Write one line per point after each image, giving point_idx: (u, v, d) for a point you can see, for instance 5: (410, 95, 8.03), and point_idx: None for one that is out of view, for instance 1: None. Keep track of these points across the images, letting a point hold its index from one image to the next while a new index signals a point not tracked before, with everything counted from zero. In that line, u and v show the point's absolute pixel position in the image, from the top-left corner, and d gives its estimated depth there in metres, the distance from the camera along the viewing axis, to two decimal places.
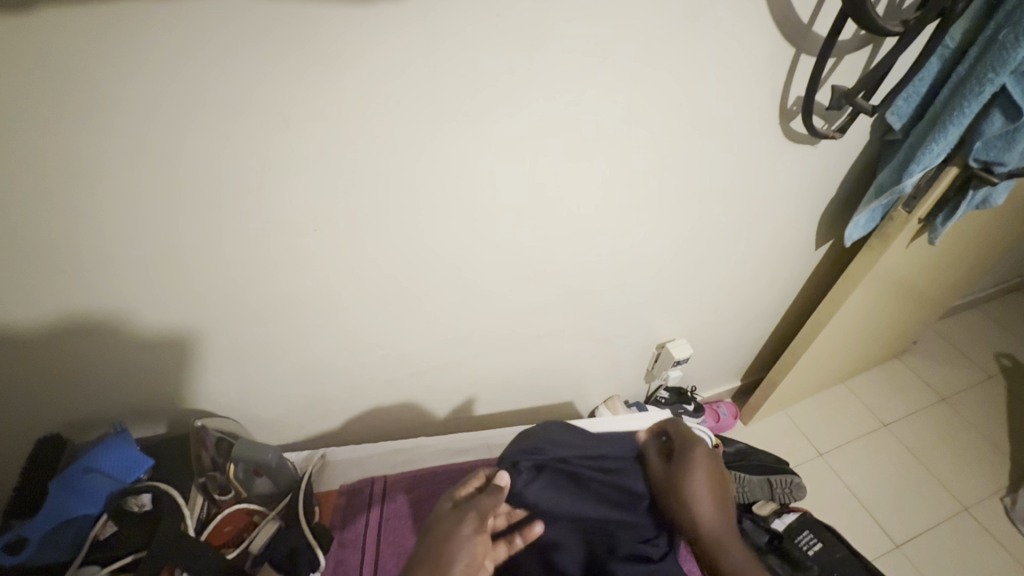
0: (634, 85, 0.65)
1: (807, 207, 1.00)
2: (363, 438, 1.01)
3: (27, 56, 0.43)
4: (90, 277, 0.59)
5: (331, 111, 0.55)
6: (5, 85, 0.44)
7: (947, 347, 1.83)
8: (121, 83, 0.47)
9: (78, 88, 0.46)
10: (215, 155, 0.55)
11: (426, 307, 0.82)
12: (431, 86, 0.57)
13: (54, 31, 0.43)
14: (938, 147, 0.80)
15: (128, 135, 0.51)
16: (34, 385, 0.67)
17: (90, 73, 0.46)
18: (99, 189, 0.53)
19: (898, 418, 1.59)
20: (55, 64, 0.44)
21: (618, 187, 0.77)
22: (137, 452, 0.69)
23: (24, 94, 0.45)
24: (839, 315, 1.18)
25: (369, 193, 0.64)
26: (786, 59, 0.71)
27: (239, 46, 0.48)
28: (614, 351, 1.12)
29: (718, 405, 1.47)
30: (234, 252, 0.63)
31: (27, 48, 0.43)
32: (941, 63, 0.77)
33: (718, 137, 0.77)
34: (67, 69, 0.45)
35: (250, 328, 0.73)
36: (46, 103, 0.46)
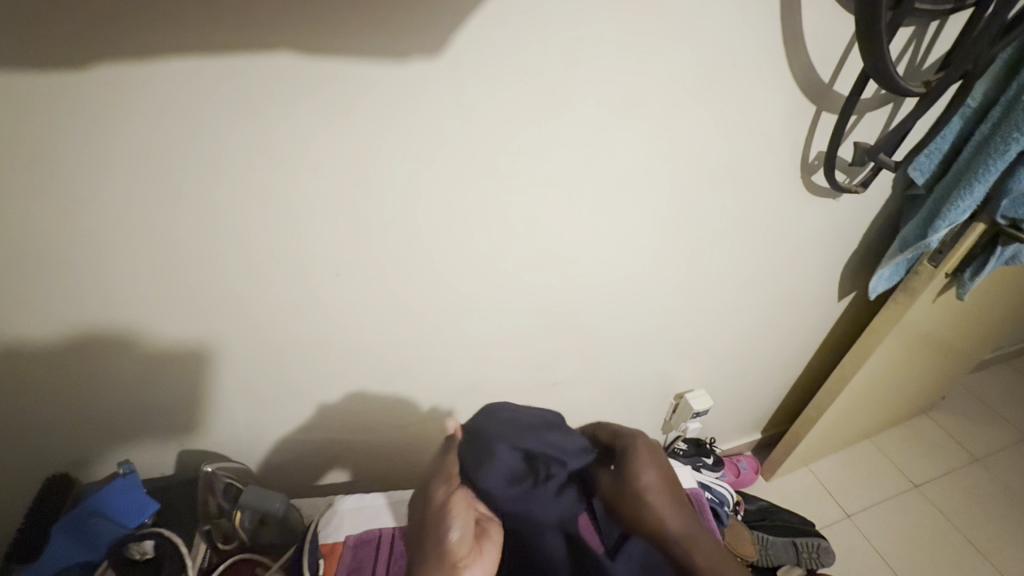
0: (655, 138, 0.66)
1: (829, 259, 0.99)
2: (372, 484, 0.98)
3: (77, 108, 0.46)
4: (118, 315, 0.61)
5: (361, 161, 0.57)
6: (54, 133, 0.47)
7: (978, 404, 1.75)
8: (160, 133, 0.49)
9: (121, 137, 0.48)
10: (245, 201, 0.56)
11: (440, 352, 0.81)
12: (459, 139, 0.58)
13: (104, 86, 0.45)
14: (964, 204, 0.79)
15: (163, 181, 0.52)
16: (51, 418, 0.67)
17: (132, 123, 0.48)
18: (130, 230, 0.55)
19: (929, 478, 1.51)
20: (98, 114, 0.47)
21: (639, 234, 0.77)
22: (142, 493, 0.66)
23: (70, 142, 0.48)
24: (865, 370, 1.14)
25: (390, 240, 0.64)
26: (806, 117, 0.72)
27: (275, 101, 0.50)
28: (630, 401, 1.10)
29: (738, 459, 1.42)
30: (256, 293, 0.64)
31: (78, 101, 0.45)
32: (963, 122, 0.77)
33: (738, 191, 0.77)
34: (110, 119, 0.47)
35: (265, 368, 0.73)
36: (89, 149, 0.48)
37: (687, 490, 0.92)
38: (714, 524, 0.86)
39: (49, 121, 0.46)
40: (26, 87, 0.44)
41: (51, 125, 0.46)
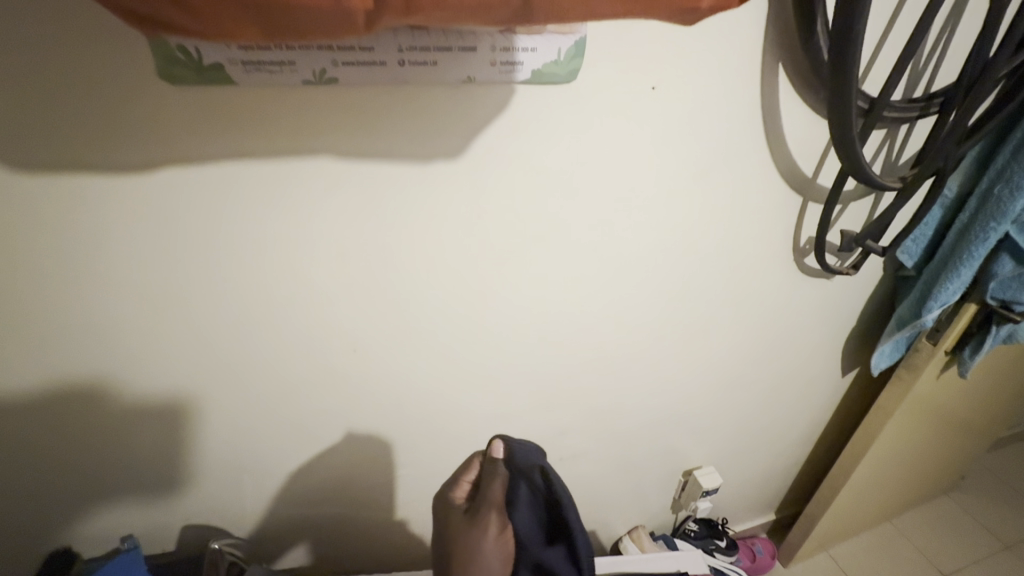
0: (654, 227, 0.71)
1: (828, 336, 1.01)
2: (374, 563, 0.96)
3: (138, 202, 0.52)
4: (147, 385, 0.64)
5: (382, 247, 0.61)
6: (116, 224, 0.53)
7: (1001, 485, 1.69)
8: (206, 222, 0.55)
9: (172, 227, 0.54)
10: (274, 282, 0.61)
11: (449, 427, 0.82)
12: (472, 228, 0.63)
13: (165, 184, 0.52)
14: (953, 286, 0.83)
15: (203, 264, 0.57)
16: (68, 485, 0.69)
17: (183, 214, 0.54)
18: (170, 306, 0.59)
19: (957, 566, 1.43)
20: (155, 208, 0.53)
21: (642, 313, 0.80)
22: (145, 571, 0.66)
23: (128, 231, 0.54)
24: (876, 448, 1.12)
25: (405, 319, 0.68)
26: (794, 207, 0.77)
27: (309, 196, 0.56)
28: (637, 478, 1.08)
29: (753, 542, 1.36)
30: (275, 366, 0.67)
31: (140, 196, 0.52)
32: (943, 211, 0.83)
33: (735, 274, 0.82)
34: (164, 211, 0.53)
35: (277, 439, 0.74)
36: (143, 237, 0.54)
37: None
38: None
39: (114, 213, 0.52)
40: (98, 185, 0.50)
41: (115, 216, 0.52)
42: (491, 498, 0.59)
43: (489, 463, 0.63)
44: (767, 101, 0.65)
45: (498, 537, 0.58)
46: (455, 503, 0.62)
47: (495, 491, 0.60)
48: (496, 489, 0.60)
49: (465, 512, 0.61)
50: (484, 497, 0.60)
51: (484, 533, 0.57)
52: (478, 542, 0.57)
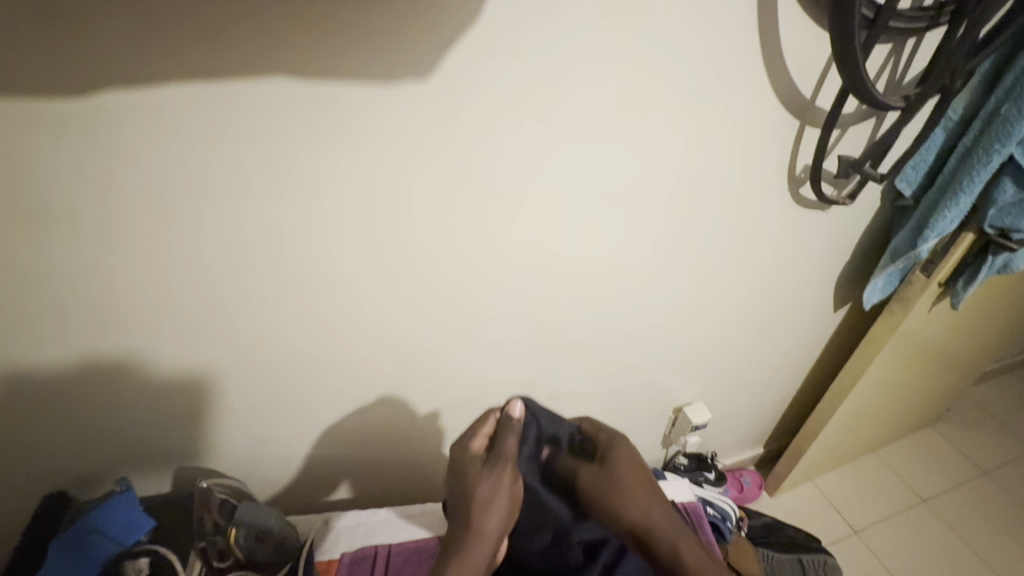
0: (643, 155, 0.68)
1: (823, 270, 1.00)
2: (370, 500, 0.98)
3: (81, 132, 0.48)
4: (116, 334, 0.62)
5: (353, 180, 0.58)
6: (59, 158, 0.48)
7: (985, 416, 1.74)
8: (158, 155, 0.51)
9: (124, 160, 0.50)
10: (240, 219, 0.57)
11: (438, 367, 0.82)
12: (449, 160, 0.60)
13: (106, 112, 0.47)
14: (951, 214, 0.80)
15: (162, 200, 0.54)
16: (46, 442, 0.67)
17: (134, 146, 0.50)
18: (132, 248, 0.56)
19: (935, 492, 1.49)
20: (101, 138, 0.49)
21: (631, 249, 0.78)
22: (139, 511, 0.66)
23: (75, 165, 0.49)
24: (863, 381, 1.14)
25: (385, 258, 0.66)
26: (790, 132, 0.74)
27: (270, 125, 0.52)
28: (628, 416, 1.10)
29: (741, 474, 1.40)
30: (254, 310, 0.66)
31: (82, 125, 0.48)
32: (946, 134, 0.79)
33: (727, 206, 0.79)
34: (112, 142, 0.49)
35: (261, 384, 0.73)
36: (92, 172, 0.50)
37: (686, 506, 0.91)
38: (713, 539, 0.86)
39: (55, 144, 0.48)
40: (34, 112, 0.46)
41: (57, 149, 0.48)
42: (507, 451, 0.64)
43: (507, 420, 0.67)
44: (764, 10, 0.60)
45: (510, 480, 0.64)
46: (470, 454, 0.65)
47: (510, 446, 0.65)
48: (510, 444, 0.65)
49: (483, 462, 0.64)
50: (500, 451, 0.65)
51: (499, 483, 0.63)
52: (492, 491, 0.62)
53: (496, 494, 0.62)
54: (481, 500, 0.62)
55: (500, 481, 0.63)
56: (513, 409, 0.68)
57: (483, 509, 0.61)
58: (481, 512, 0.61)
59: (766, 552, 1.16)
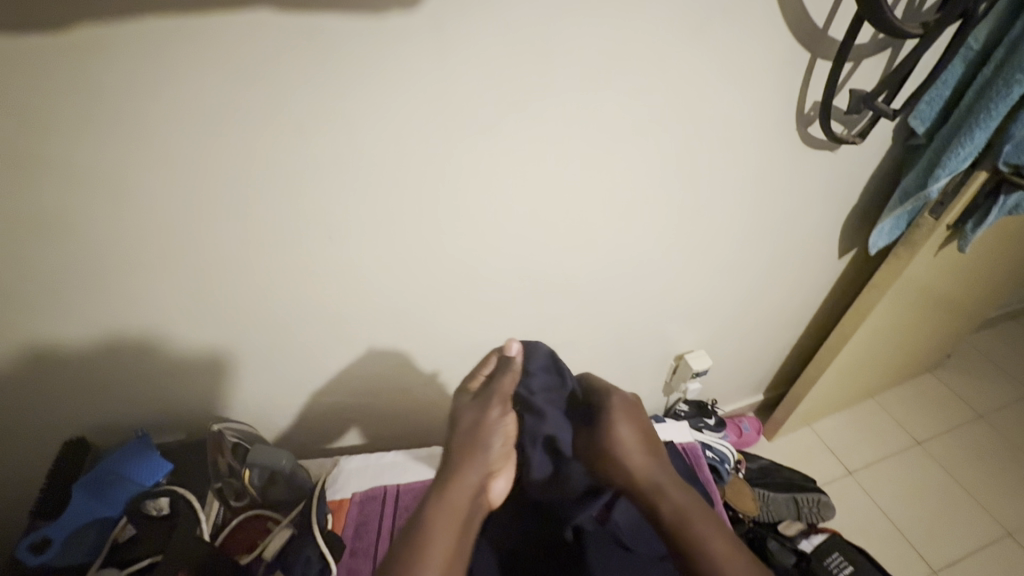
0: (647, 93, 0.66)
1: (829, 213, 0.98)
2: (378, 446, 1.02)
3: (60, 73, 0.46)
4: (120, 283, 0.62)
5: (347, 123, 0.57)
6: (45, 100, 0.47)
7: (985, 361, 1.75)
8: (146, 97, 0.50)
9: (111, 101, 0.49)
10: (234, 164, 0.57)
11: (440, 316, 0.83)
12: (445, 101, 0.58)
13: (87, 50, 0.46)
14: (964, 152, 0.78)
15: (154, 144, 0.53)
16: (62, 390, 0.69)
17: (120, 86, 0.48)
18: (129, 195, 0.56)
19: (931, 435, 1.52)
20: (83, 79, 0.47)
21: (633, 192, 0.77)
22: (155, 454, 0.69)
23: (61, 108, 0.48)
24: (864, 327, 1.14)
25: (383, 204, 0.65)
26: (800, 66, 0.71)
27: (257, 64, 0.50)
28: (629, 364, 1.11)
29: (741, 419, 1.43)
30: (255, 258, 0.66)
31: (62, 64, 0.46)
32: (964, 66, 0.75)
33: (731, 147, 0.77)
34: (95, 83, 0.48)
35: (265, 333, 0.74)
36: (79, 114, 0.49)
37: (685, 446, 0.95)
38: (711, 478, 0.89)
39: (38, 85, 0.46)
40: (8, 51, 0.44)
41: (41, 91, 0.47)
42: (502, 390, 0.68)
43: (503, 362, 0.71)
44: None
45: (501, 416, 0.67)
46: (466, 394, 0.70)
47: (506, 386, 0.69)
48: (507, 382, 0.69)
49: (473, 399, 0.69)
50: (495, 387, 0.69)
51: (488, 421, 0.67)
52: (484, 424, 0.66)
53: (491, 429, 0.66)
54: (477, 434, 0.65)
55: (494, 418, 0.67)
56: (510, 348, 0.72)
57: (477, 443, 0.65)
58: (475, 447, 0.65)
59: (762, 492, 1.21)
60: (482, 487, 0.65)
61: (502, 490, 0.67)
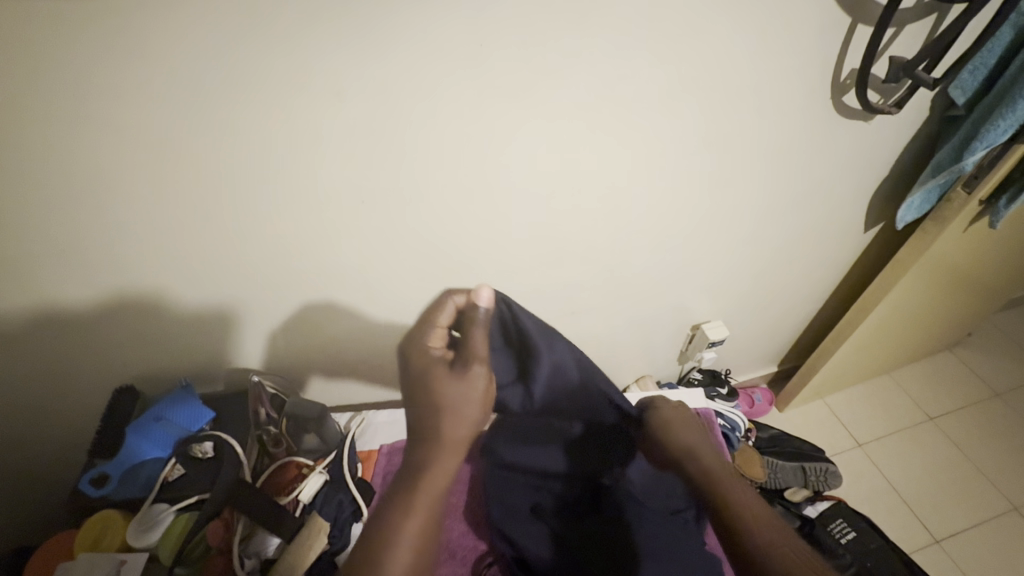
0: (678, 56, 0.67)
1: (857, 186, 0.97)
2: (400, 405, 1.06)
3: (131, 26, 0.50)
4: (169, 236, 0.66)
5: (385, 87, 0.60)
6: (115, 56, 0.51)
7: (1005, 340, 1.73)
8: (204, 56, 0.53)
9: (172, 58, 0.53)
10: (278, 123, 0.60)
11: (464, 279, 0.86)
12: (478, 64, 0.61)
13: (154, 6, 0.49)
14: (1004, 125, 0.75)
15: (206, 101, 0.56)
16: (113, 335, 0.74)
17: (181, 41, 0.52)
18: (181, 149, 0.59)
19: (944, 412, 1.53)
20: (149, 35, 0.51)
21: (658, 156, 0.78)
22: (198, 403, 0.74)
23: (126, 64, 0.52)
24: (884, 303, 1.14)
25: (412, 167, 0.69)
26: (840, 30, 0.71)
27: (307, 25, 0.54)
28: (646, 333, 1.13)
29: (753, 391, 1.44)
30: (290, 214, 0.69)
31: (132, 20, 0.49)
32: (1013, 34, 0.72)
33: (761, 112, 0.77)
34: (160, 38, 0.51)
35: (299, 287, 0.78)
36: (143, 71, 0.53)
37: (698, 411, 0.98)
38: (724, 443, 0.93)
39: (106, 37, 0.50)
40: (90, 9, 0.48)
41: (110, 46, 0.51)
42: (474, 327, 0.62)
43: (467, 312, 0.63)
44: None
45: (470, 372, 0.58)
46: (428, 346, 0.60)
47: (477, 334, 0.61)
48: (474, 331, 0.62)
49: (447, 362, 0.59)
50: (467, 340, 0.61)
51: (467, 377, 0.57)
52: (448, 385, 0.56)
53: (451, 389, 0.56)
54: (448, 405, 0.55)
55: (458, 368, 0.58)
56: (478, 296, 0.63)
57: (449, 421, 0.54)
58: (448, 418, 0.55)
59: (771, 459, 1.23)
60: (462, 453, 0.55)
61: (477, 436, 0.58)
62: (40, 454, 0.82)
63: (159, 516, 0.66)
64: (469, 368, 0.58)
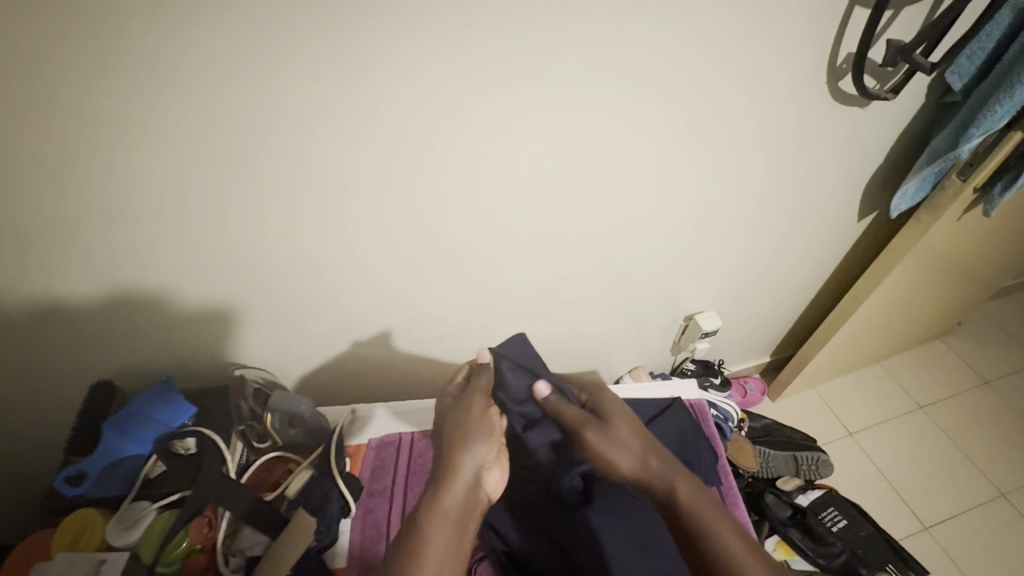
0: (672, 40, 0.65)
1: (851, 175, 0.96)
2: (389, 397, 1.05)
3: (91, 6, 0.46)
4: (143, 229, 0.63)
5: (365, 70, 0.57)
6: (75, 37, 0.48)
7: (995, 328, 1.74)
8: (171, 36, 0.50)
9: (139, 42, 0.50)
10: (255, 109, 0.57)
11: (453, 270, 0.84)
12: (463, 47, 0.58)
13: None
14: (1002, 110, 0.74)
15: (176, 87, 0.53)
16: (88, 331, 0.71)
17: (145, 21, 0.49)
18: (151, 137, 0.56)
19: (934, 400, 1.53)
20: (115, 17, 0.48)
21: (652, 145, 0.76)
22: (179, 398, 0.71)
23: (88, 46, 0.49)
24: (878, 291, 1.13)
25: (397, 155, 0.66)
26: (838, 12, 0.69)
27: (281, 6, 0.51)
28: (639, 323, 1.12)
29: (746, 381, 1.44)
30: (270, 202, 0.66)
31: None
32: (1012, 16, 0.71)
33: (756, 99, 0.76)
34: (125, 19, 0.48)
35: (279, 283, 0.76)
36: (107, 54, 0.50)
37: (691, 402, 0.97)
38: (717, 434, 0.92)
39: (62, 19, 0.47)
40: None
41: (70, 27, 0.47)
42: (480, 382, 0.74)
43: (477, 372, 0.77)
44: None
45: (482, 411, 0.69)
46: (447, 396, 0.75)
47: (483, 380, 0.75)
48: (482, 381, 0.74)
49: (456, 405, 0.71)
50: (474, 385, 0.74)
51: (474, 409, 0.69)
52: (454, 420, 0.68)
53: (467, 416, 0.67)
54: (460, 434, 0.65)
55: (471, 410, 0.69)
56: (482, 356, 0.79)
57: (458, 447, 0.63)
58: (458, 444, 0.64)
59: (763, 449, 1.23)
60: (475, 483, 0.62)
61: (497, 483, 0.64)
62: (19, 451, 0.80)
63: (141, 514, 0.64)
64: (468, 399, 0.70)
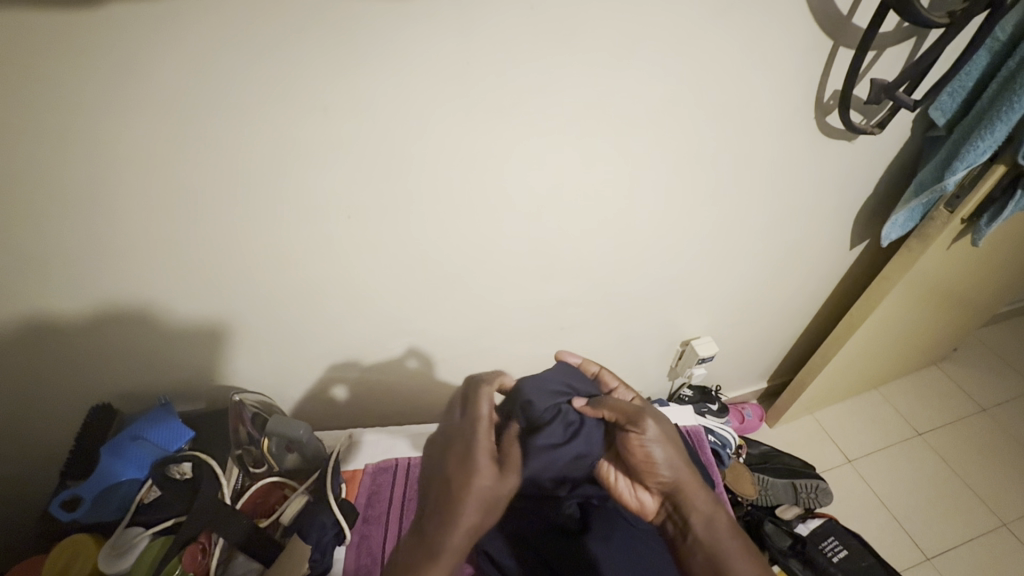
0: (665, 77, 0.68)
1: (842, 204, 0.98)
2: (386, 421, 1.05)
3: (115, 43, 0.49)
4: (151, 252, 0.65)
5: (370, 103, 0.60)
6: (97, 72, 0.50)
7: (990, 355, 1.75)
8: (188, 71, 0.52)
9: (156, 74, 0.52)
10: (265, 139, 0.59)
11: (453, 294, 0.86)
12: (464, 82, 0.61)
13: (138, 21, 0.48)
14: (983, 145, 0.77)
15: (190, 118, 0.56)
16: (92, 352, 0.72)
17: (164, 58, 0.51)
18: (164, 165, 0.58)
19: (932, 427, 1.53)
20: (133, 52, 0.50)
21: (647, 174, 0.79)
22: (178, 422, 0.71)
23: (109, 80, 0.51)
24: (873, 317, 1.14)
25: (400, 183, 0.68)
26: (823, 52, 0.72)
27: (292, 46, 0.53)
28: (636, 349, 1.13)
29: (743, 407, 1.47)
30: (276, 228, 0.68)
31: (114, 36, 0.49)
32: (990, 56, 0.74)
33: (747, 132, 0.78)
34: (144, 56, 0.51)
35: (282, 306, 0.77)
36: (126, 87, 0.52)
37: (687, 428, 0.97)
38: (714, 461, 0.92)
39: (86, 57, 0.49)
40: (71, 27, 0.47)
41: (93, 63, 0.50)
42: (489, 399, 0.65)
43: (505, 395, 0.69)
44: None
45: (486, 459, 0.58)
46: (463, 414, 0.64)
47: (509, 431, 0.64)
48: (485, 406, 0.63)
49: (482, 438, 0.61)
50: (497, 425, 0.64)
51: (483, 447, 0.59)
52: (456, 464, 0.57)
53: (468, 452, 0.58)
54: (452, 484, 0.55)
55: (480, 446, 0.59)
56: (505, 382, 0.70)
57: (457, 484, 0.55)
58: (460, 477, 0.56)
59: (761, 476, 1.22)
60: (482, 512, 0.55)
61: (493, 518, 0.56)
62: (14, 473, 0.80)
63: (134, 539, 0.64)
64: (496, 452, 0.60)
